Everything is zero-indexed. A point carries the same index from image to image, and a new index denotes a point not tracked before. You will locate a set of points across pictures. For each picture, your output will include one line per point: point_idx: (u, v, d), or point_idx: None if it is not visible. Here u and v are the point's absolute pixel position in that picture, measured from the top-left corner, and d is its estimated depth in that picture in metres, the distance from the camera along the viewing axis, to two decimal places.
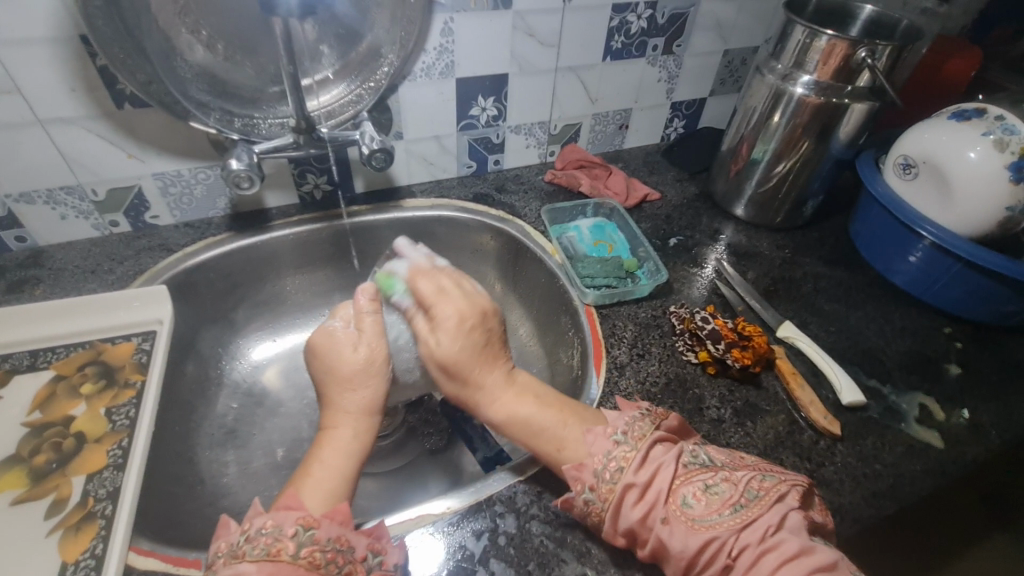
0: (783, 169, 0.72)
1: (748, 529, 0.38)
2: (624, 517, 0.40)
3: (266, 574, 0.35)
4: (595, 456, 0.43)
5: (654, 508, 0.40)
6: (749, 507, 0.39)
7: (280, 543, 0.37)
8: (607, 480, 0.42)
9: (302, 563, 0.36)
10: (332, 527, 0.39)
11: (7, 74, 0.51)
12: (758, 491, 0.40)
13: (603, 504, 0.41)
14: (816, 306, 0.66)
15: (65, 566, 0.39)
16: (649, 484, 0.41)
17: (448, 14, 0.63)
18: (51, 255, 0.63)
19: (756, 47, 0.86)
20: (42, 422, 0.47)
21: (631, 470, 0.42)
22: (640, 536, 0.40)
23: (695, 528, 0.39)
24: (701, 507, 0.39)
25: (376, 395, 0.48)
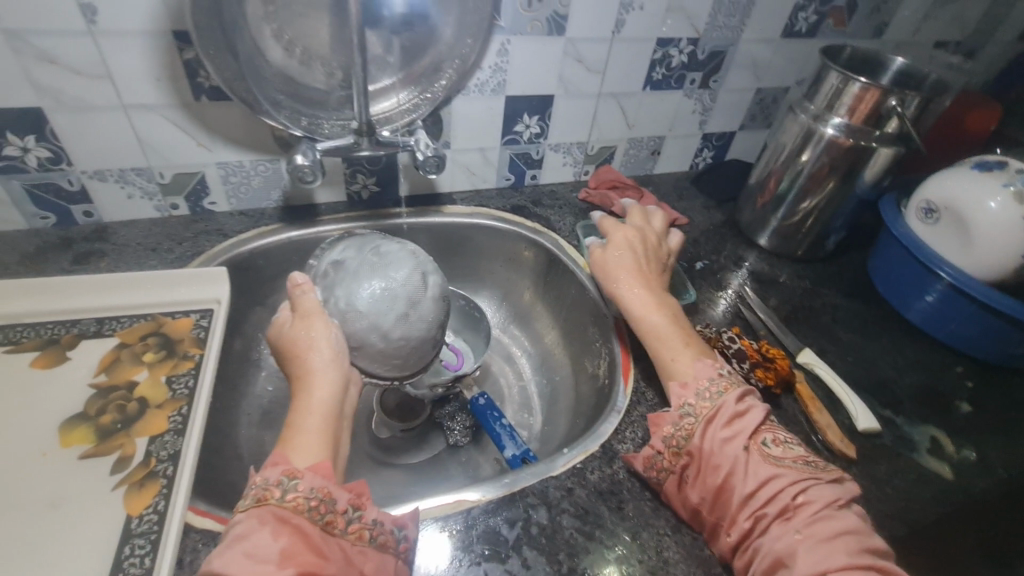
0: (808, 207, 0.76)
1: (818, 485, 0.42)
2: (713, 435, 0.45)
3: (255, 517, 0.38)
4: (699, 377, 0.50)
5: (740, 435, 0.45)
6: (818, 471, 0.44)
7: (267, 491, 0.40)
8: (706, 398, 0.48)
9: (287, 506, 0.39)
10: (315, 478, 0.41)
11: (102, 61, 0.55)
12: (824, 466, 0.45)
13: (697, 419, 0.47)
14: (834, 336, 0.69)
15: (130, 519, 0.41)
16: (741, 417, 0.46)
17: (506, 36, 0.67)
18: (114, 231, 0.66)
19: (788, 87, 0.90)
20: (107, 384, 0.50)
21: (729, 396, 0.47)
22: (716, 458, 0.45)
23: (770, 463, 0.43)
24: (779, 451, 0.44)
25: (326, 355, 0.48)
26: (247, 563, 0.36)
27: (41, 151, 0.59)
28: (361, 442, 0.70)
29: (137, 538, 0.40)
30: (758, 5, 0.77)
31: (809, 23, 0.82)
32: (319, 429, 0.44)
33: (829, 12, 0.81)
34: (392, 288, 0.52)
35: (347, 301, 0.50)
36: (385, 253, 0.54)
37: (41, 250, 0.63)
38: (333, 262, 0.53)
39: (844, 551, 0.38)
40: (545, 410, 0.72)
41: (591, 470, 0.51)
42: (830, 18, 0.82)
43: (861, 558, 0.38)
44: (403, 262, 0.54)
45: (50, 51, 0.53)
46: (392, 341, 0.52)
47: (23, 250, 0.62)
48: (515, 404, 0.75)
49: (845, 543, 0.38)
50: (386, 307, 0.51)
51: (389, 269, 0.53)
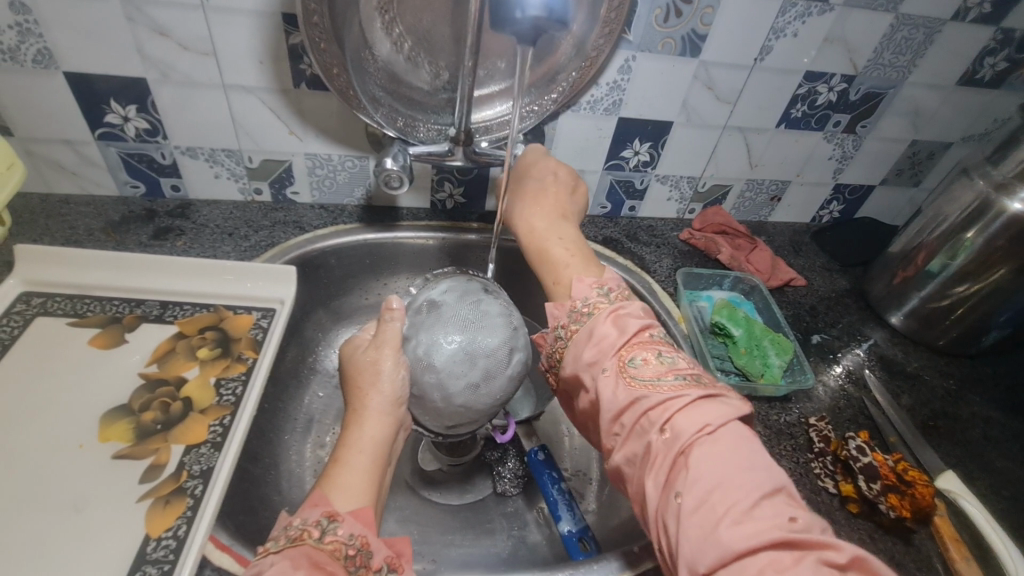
0: (963, 292, 0.62)
1: (689, 408, 0.39)
2: (580, 355, 0.45)
3: (286, 559, 0.33)
4: (575, 298, 0.49)
5: (606, 360, 0.44)
6: (678, 383, 0.40)
7: (304, 530, 0.35)
8: (576, 319, 0.47)
9: (325, 549, 0.35)
10: (356, 524, 0.37)
11: (209, 37, 0.53)
12: (705, 380, 0.41)
13: (567, 340, 0.47)
14: (984, 460, 0.55)
15: (147, 540, 0.37)
16: (607, 338, 0.45)
17: (632, 51, 0.60)
18: (197, 209, 0.65)
19: (951, 143, 0.75)
20: (157, 377, 0.47)
21: (598, 317, 0.46)
22: (586, 381, 0.44)
23: (632, 386, 0.41)
24: (647, 370, 0.42)
25: (386, 395, 0.45)
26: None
27: (140, 122, 0.58)
28: (403, 470, 0.64)
29: (150, 566, 0.36)
30: (937, 44, 0.64)
31: (996, 71, 0.68)
32: (367, 470, 0.42)
33: None
34: (475, 351, 0.46)
35: (426, 350, 0.46)
36: (483, 311, 0.48)
37: (125, 219, 0.62)
38: (432, 298, 0.49)
39: (707, 504, 0.34)
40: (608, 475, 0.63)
41: None
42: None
43: (759, 523, 0.32)
44: (498, 326, 0.48)
45: (161, 21, 0.51)
46: (452, 407, 0.46)
47: (109, 216, 0.61)
48: (574, 459, 0.66)
49: (732, 496, 0.34)
50: (465, 368, 0.45)
51: (480, 332, 0.47)
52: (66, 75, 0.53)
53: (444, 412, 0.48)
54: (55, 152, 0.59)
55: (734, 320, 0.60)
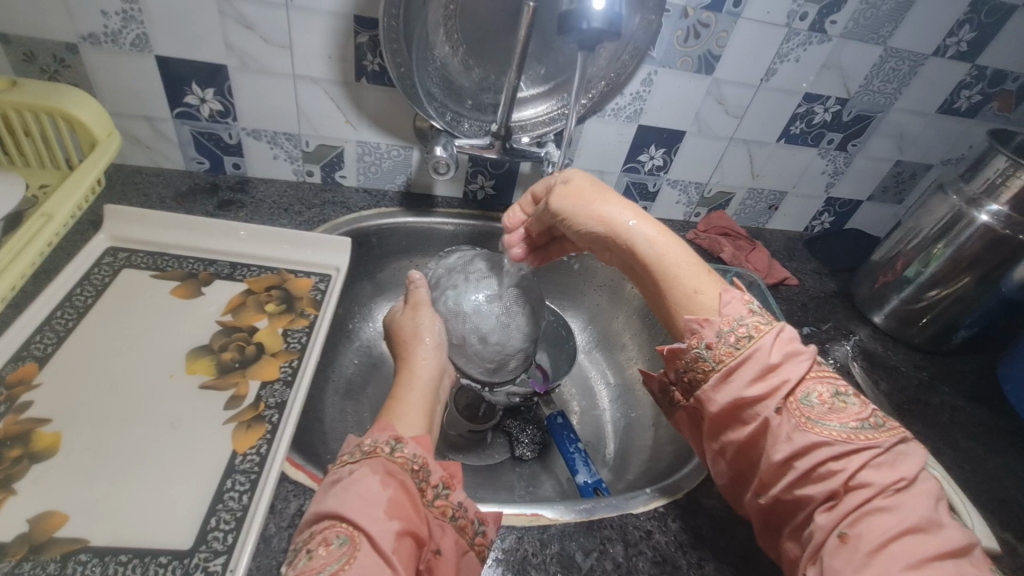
0: (936, 295, 0.70)
1: (874, 458, 0.38)
2: (737, 387, 0.42)
3: (365, 466, 0.39)
4: (725, 316, 0.43)
5: (774, 394, 0.41)
6: (868, 431, 0.39)
7: (376, 446, 0.42)
8: (728, 342, 0.42)
9: (395, 461, 0.41)
10: (417, 446, 0.43)
11: (287, 32, 0.60)
12: (886, 425, 0.40)
13: (714, 365, 0.43)
14: (950, 439, 0.63)
15: (235, 455, 0.43)
16: (777, 370, 0.41)
17: (655, 66, 0.68)
18: (254, 186, 0.71)
19: (931, 164, 0.84)
20: (232, 324, 0.53)
21: (763, 342, 0.42)
22: (744, 412, 0.42)
23: (810, 428, 0.40)
24: (823, 410, 0.40)
25: (428, 343, 0.54)
26: (359, 505, 0.37)
27: (215, 104, 0.65)
28: None
29: (238, 475, 0.42)
30: (920, 75, 0.73)
31: (972, 102, 0.77)
32: (425, 395, 0.49)
33: (997, 94, 0.76)
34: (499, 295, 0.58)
35: (456, 302, 0.57)
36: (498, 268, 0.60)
37: (191, 190, 0.68)
38: (448, 266, 0.60)
39: (899, 556, 0.34)
40: (617, 444, 0.69)
41: (673, 518, 0.49)
42: (995, 101, 0.77)
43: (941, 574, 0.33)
44: (517, 276, 0.61)
45: (247, 15, 0.58)
46: (489, 345, 0.57)
47: (177, 187, 0.68)
48: (585, 430, 0.73)
49: (916, 548, 0.34)
50: (491, 310, 0.57)
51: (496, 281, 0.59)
52: (157, 58, 0.60)
53: (483, 355, 0.58)
54: (135, 127, 0.65)
55: None
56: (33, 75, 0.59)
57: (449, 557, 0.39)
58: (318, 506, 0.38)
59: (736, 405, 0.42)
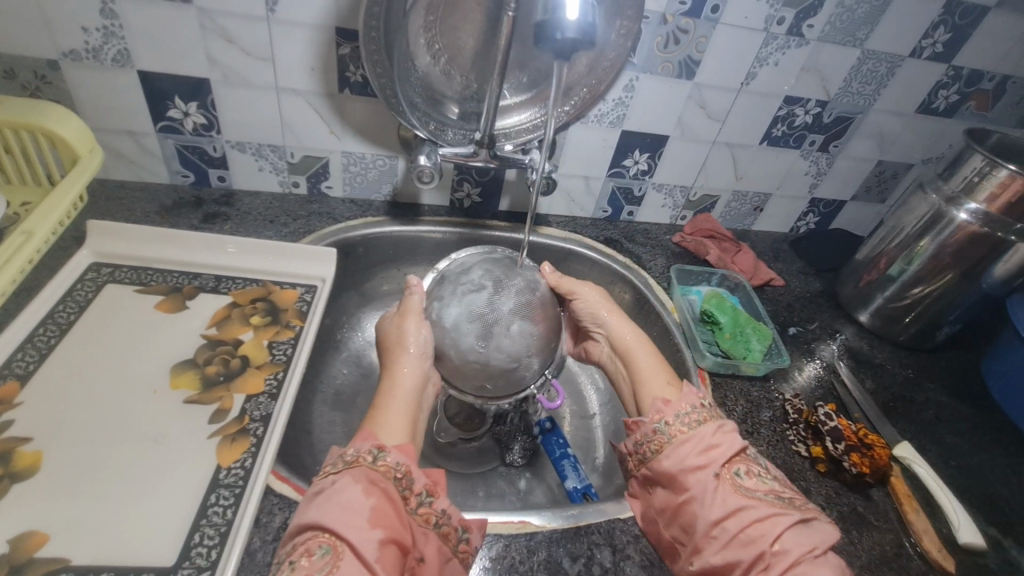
0: (920, 292, 0.71)
1: (793, 527, 0.42)
2: (682, 458, 0.46)
3: (347, 476, 0.39)
4: (683, 401, 0.50)
5: (712, 466, 0.45)
6: (791, 507, 0.43)
7: (359, 456, 0.41)
8: (682, 422, 0.48)
9: (378, 470, 0.41)
10: (401, 454, 0.42)
11: (269, 45, 0.60)
12: (805, 505, 0.44)
13: (666, 438, 0.48)
14: (935, 435, 0.63)
15: (219, 469, 0.43)
16: (716, 447, 0.46)
17: (636, 72, 0.68)
18: (239, 199, 0.71)
19: (912, 164, 0.86)
20: (217, 338, 0.53)
21: (707, 427, 0.48)
22: (685, 479, 0.45)
23: (742, 496, 0.43)
24: (751, 484, 0.44)
25: (413, 353, 0.54)
26: (342, 515, 0.37)
27: (198, 117, 0.65)
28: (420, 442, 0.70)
29: (223, 489, 0.42)
30: (898, 76, 0.74)
31: (950, 102, 0.78)
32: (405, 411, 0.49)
33: (973, 93, 0.77)
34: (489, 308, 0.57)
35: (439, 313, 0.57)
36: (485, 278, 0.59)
37: (176, 204, 0.68)
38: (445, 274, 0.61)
39: None
40: (607, 448, 0.70)
41: None
42: (972, 100, 0.78)
43: None
44: (510, 286, 0.59)
45: (228, 29, 0.58)
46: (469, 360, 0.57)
47: (162, 201, 0.68)
48: (576, 435, 0.73)
49: None
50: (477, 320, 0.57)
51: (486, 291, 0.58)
52: (139, 73, 0.60)
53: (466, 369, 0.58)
54: (118, 142, 0.65)
55: (721, 309, 0.67)
56: (14, 92, 0.59)
57: (432, 565, 0.39)
58: (300, 517, 0.38)
59: (678, 473, 0.45)
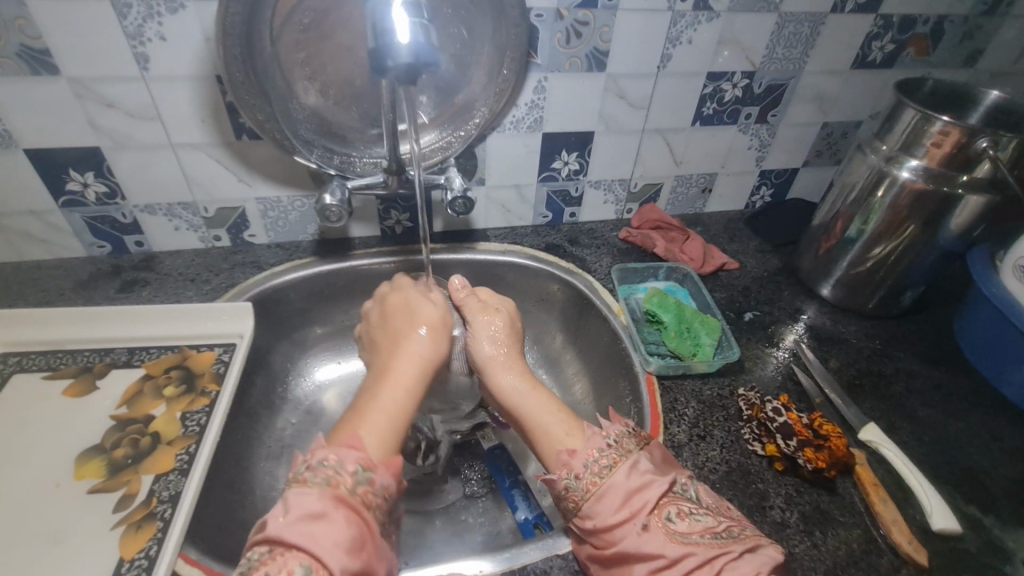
0: (879, 253, 0.66)
1: (734, 563, 0.39)
2: (603, 514, 0.43)
3: (329, 497, 0.38)
4: (588, 448, 0.47)
5: (636, 515, 0.42)
6: (728, 542, 0.41)
7: (340, 476, 0.40)
8: (594, 472, 0.46)
9: (359, 499, 0.40)
10: (385, 474, 0.43)
11: (152, 104, 0.58)
12: (741, 533, 0.41)
13: (583, 494, 0.45)
14: (906, 409, 0.60)
15: (122, 562, 0.41)
16: (636, 493, 0.44)
17: (543, 73, 0.65)
18: (160, 261, 0.70)
19: (860, 121, 0.81)
20: (127, 417, 0.51)
21: (619, 473, 0.45)
22: (612, 535, 0.42)
23: (673, 542, 0.41)
24: (684, 526, 0.42)
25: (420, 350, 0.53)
26: (321, 538, 0.36)
27: (99, 187, 0.63)
28: None
29: None
30: (825, 35, 0.70)
31: (887, 52, 0.74)
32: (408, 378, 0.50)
33: (910, 40, 0.73)
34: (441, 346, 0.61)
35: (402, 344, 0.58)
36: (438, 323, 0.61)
37: (93, 277, 0.67)
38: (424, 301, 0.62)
39: None
40: None
41: None
42: (910, 47, 0.74)
43: None
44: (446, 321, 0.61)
45: (106, 95, 0.56)
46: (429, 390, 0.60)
47: (78, 276, 0.66)
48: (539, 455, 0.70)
49: None
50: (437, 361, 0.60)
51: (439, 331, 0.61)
52: (26, 152, 0.58)
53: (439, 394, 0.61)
54: (25, 224, 0.64)
55: (663, 306, 0.65)
56: None
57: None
58: (272, 528, 0.36)
59: (602, 529, 0.43)
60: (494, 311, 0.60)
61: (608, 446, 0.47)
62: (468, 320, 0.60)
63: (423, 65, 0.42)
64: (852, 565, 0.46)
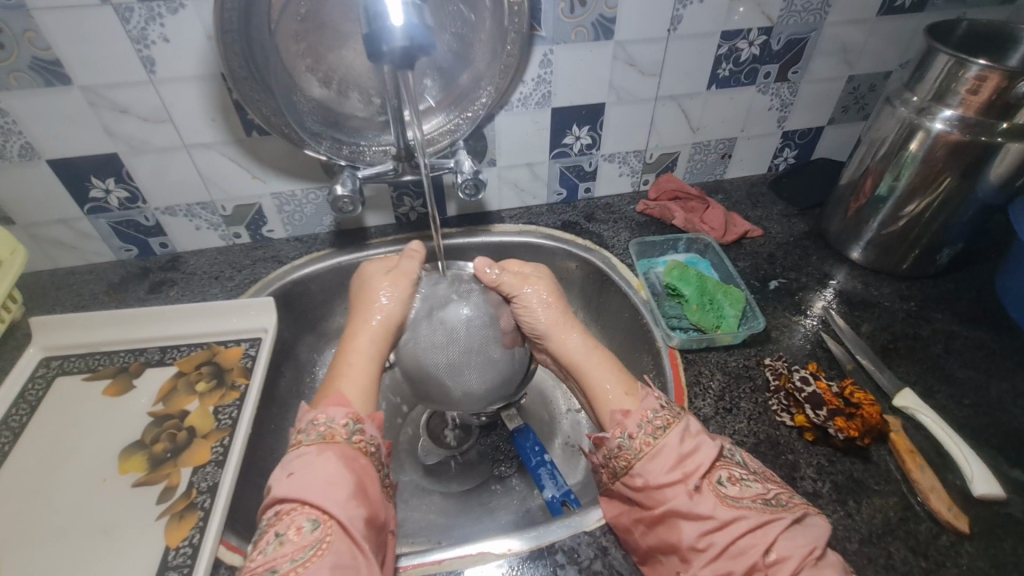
0: (913, 211, 0.63)
1: (786, 531, 0.40)
2: (655, 473, 0.43)
3: (328, 451, 0.43)
4: (643, 408, 0.48)
5: (689, 478, 0.43)
6: (778, 509, 0.42)
7: (333, 429, 0.45)
8: (647, 432, 0.46)
9: (354, 446, 0.45)
10: (373, 427, 0.47)
11: (162, 106, 0.59)
12: (791, 502, 0.42)
13: (635, 453, 0.45)
14: (945, 372, 0.57)
15: (168, 550, 0.43)
16: (690, 457, 0.44)
17: (548, 45, 0.63)
18: (185, 260, 0.72)
19: (889, 72, 0.77)
20: (164, 413, 0.53)
21: (673, 434, 0.45)
22: (662, 495, 0.43)
23: (726, 505, 0.41)
24: (736, 491, 0.42)
25: (387, 310, 0.56)
26: (324, 491, 0.40)
27: (121, 192, 0.64)
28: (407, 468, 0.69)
29: (173, 571, 0.42)
30: None
31: None
32: (374, 341, 0.54)
33: None
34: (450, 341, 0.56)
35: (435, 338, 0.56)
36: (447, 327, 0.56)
37: (123, 279, 0.69)
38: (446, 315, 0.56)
39: None
40: None
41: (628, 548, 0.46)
42: None
43: None
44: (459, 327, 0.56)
45: (118, 101, 0.57)
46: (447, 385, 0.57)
47: (110, 279, 0.69)
48: (564, 434, 0.70)
49: None
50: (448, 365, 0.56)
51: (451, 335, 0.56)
52: (48, 162, 0.60)
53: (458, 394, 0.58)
54: (55, 232, 0.66)
55: (684, 279, 0.63)
56: None
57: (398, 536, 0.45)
58: (278, 490, 0.41)
59: (653, 487, 0.43)
60: (535, 279, 0.59)
61: (665, 411, 0.47)
62: (512, 293, 0.58)
63: (417, 47, 0.42)
64: (887, 534, 0.45)
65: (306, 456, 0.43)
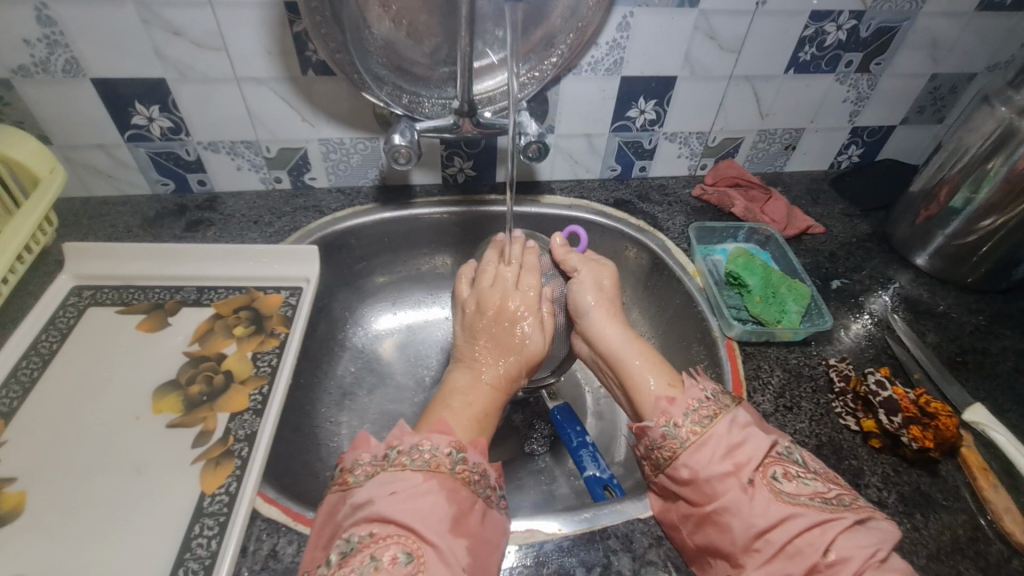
0: (990, 225, 0.60)
1: (847, 531, 0.37)
2: (703, 464, 0.41)
3: (434, 479, 0.38)
4: (688, 398, 0.45)
5: (741, 471, 0.40)
6: (839, 509, 0.39)
7: (438, 457, 0.40)
8: (693, 421, 0.44)
9: (457, 477, 0.39)
10: (477, 454, 0.42)
11: (218, 32, 0.55)
12: (853, 504, 0.39)
13: (681, 442, 0.43)
14: (1015, 391, 0.55)
15: (204, 496, 0.41)
16: (740, 448, 0.42)
17: (629, 7, 0.59)
18: (222, 202, 0.68)
19: (974, 74, 0.72)
20: (199, 354, 0.51)
21: (720, 425, 0.43)
22: (713, 490, 0.40)
23: (781, 501, 0.39)
24: (792, 487, 0.40)
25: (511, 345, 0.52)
26: (425, 522, 0.36)
27: (164, 121, 0.61)
28: None
29: (208, 518, 0.40)
30: None
31: None
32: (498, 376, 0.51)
33: None
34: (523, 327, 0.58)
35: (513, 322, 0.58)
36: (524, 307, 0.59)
37: (159, 215, 0.66)
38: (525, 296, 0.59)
39: None
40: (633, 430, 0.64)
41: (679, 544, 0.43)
42: None
43: None
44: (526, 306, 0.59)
45: (174, 22, 0.54)
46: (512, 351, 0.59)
47: (144, 213, 0.66)
48: (600, 418, 0.68)
49: None
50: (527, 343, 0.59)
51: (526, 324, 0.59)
52: (93, 81, 0.56)
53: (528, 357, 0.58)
54: (91, 157, 0.63)
55: (749, 269, 0.60)
56: None
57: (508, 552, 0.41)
58: (381, 510, 0.36)
59: (698, 476, 0.41)
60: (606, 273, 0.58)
61: (714, 403, 0.45)
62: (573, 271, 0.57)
63: None
64: (955, 553, 0.42)
65: (410, 483, 0.38)
